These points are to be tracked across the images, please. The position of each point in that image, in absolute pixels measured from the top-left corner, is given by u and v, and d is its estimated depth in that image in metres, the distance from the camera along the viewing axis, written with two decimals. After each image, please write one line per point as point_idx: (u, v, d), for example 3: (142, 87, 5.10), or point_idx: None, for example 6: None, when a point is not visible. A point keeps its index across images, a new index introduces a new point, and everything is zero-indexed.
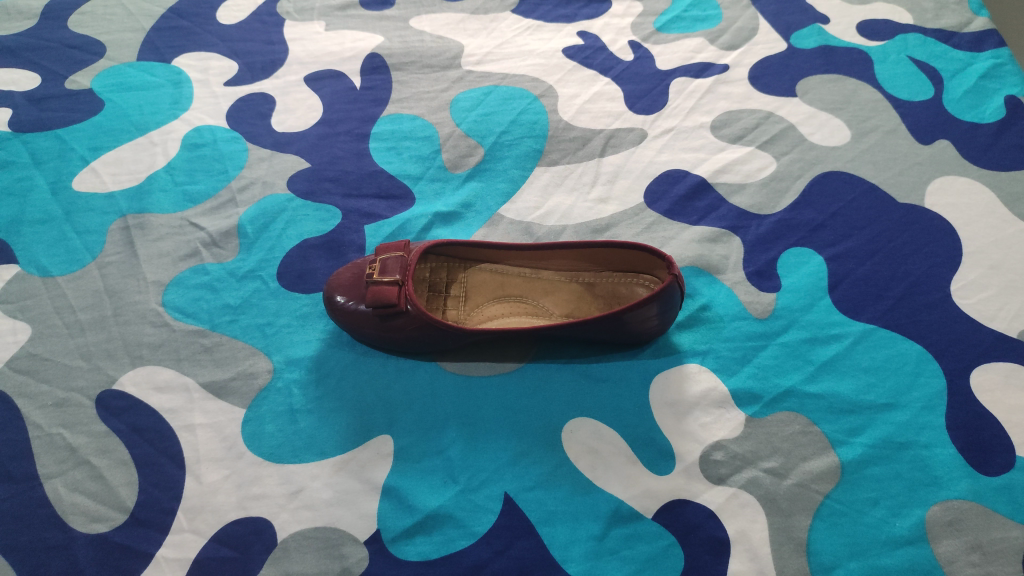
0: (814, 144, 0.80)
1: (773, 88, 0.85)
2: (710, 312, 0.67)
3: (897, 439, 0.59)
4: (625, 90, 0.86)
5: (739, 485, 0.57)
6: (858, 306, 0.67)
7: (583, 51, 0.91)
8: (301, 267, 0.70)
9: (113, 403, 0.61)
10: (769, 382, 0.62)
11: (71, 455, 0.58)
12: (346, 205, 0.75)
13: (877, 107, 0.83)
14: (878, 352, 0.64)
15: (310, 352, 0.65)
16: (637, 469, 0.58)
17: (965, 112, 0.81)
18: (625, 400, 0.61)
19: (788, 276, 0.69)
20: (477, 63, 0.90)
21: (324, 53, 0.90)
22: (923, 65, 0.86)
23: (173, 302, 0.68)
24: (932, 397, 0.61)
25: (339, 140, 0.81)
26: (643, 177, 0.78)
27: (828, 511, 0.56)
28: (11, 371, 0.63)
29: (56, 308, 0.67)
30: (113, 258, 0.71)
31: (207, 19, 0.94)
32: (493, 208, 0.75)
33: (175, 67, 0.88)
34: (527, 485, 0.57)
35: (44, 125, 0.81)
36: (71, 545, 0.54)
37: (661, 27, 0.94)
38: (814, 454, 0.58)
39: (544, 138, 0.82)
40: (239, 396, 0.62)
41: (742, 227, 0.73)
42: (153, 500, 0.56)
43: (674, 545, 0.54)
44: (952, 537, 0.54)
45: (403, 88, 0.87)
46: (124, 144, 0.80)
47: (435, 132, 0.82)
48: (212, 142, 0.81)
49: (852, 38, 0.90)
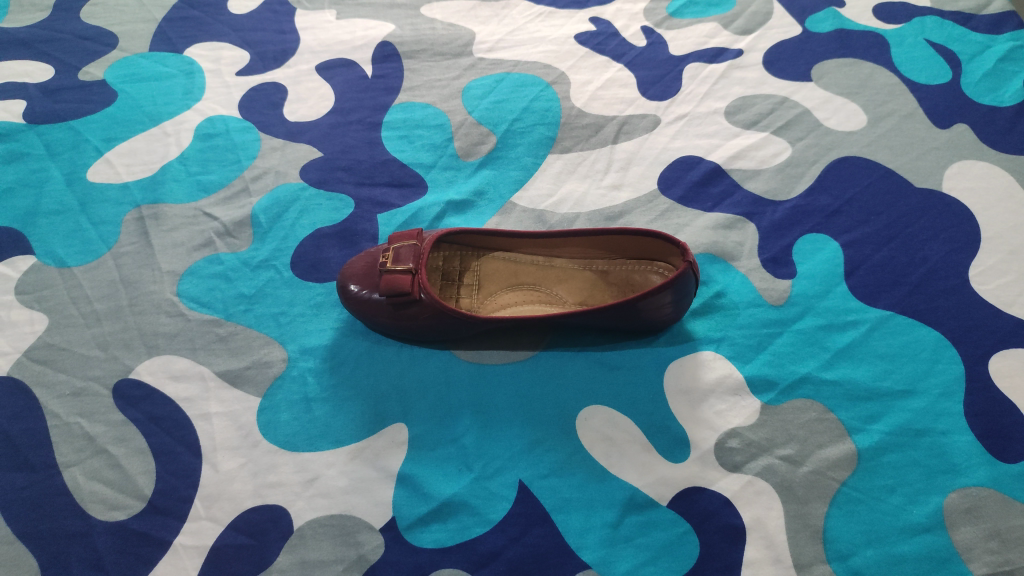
0: (830, 129, 0.79)
1: (789, 73, 0.84)
2: (724, 299, 0.66)
3: (915, 425, 0.58)
4: (639, 76, 0.86)
5: (754, 473, 0.57)
6: (875, 292, 0.66)
7: (595, 37, 0.90)
8: (315, 257, 0.70)
9: (130, 393, 0.62)
10: (785, 369, 0.62)
11: (88, 444, 0.59)
12: (359, 194, 0.75)
13: (894, 91, 0.82)
14: (895, 338, 0.63)
15: (324, 340, 0.65)
16: (652, 457, 0.58)
17: (984, 96, 0.80)
18: (639, 388, 0.61)
19: (803, 262, 0.69)
20: (488, 50, 0.89)
21: (336, 42, 0.90)
22: (940, 47, 0.85)
23: (188, 291, 0.68)
24: (951, 383, 0.60)
25: (350, 129, 0.81)
26: (657, 164, 0.77)
27: (844, 498, 0.55)
28: (29, 361, 0.63)
29: (72, 298, 0.67)
30: (127, 249, 0.71)
31: (218, 9, 0.94)
32: (506, 196, 0.75)
33: (187, 57, 0.88)
34: (542, 472, 0.57)
35: (57, 116, 0.82)
36: (90, 532, 0.55)
37: (674, 12, 0.93)
38: (830, 441, 0.58)
39: (557, 125, 0.81)
40: (255, 385, 0.62)
41: (757, 214, 0.73)
42: (171, 488, 0.57)
43: (689, 532, 0.54)
44: (971, 524, 0.54)
45: (415, 76, 0.87)
46: (137, 134, 0.80)
47: (447, 120, 0.82)
48: (225, 132, 0.81)
49: (869, 21, 0.89)
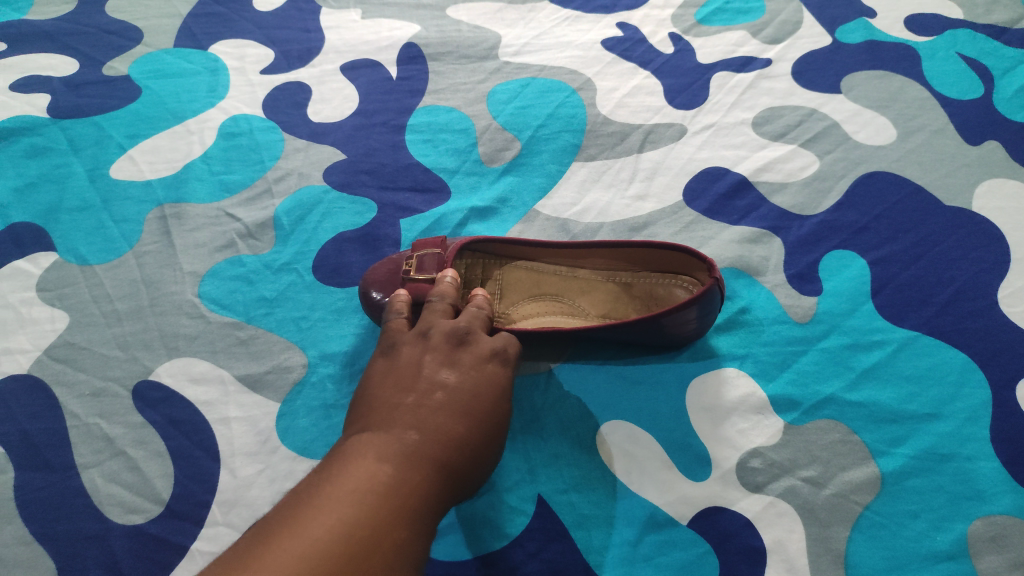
0: (859, 143, 0.78)
1: (818, 84, 0.83)
2: (749, 316, 0.66)
3: (940, 450, 0.57)
4: (665, 84, 0.85)
5: (776, 494, 0.56)
6: (902, 311, 0.65)
7: (621, 43, 0.89)
8: (337, 261, 0.70)
9: (150, 394, 0.62)
10: (809, 389, 0.61)
11: (107, 445, 0.59)
12: (382, 198, 0.75)
13: (925, 105, 0.80)
14: (922, 360, 0.62)
15: (344, 346, 0.64)
16: (672, 474, 0.57)
17: (1016, 113, 0.79)
18: (661, 404, 0.61)
19: (829, 280, 0.68)
20: (514, 54, 0.89)
21: (361, 42, 0.90)
22: (972, 62, 0.84)
23: (209, 293, 0.68)
24: (977, 408, 0.59)
25: (374, 131, 0.81)
26: (683, 174, 0.77)
27: (867, 523, 0.55)
28: (50, 359, 0.63)
29: (94, 297, 0.67)
30: (149, 248, 0.71)
31: (243, 5, 0.94)
32: (529, 203, 0.75)
33: (211, 54, 0.88)
34: (561, 487, 0.57)
35: (81, 111, 0.81)
36: (108, 535, 0.55)
37: (703, 19, 0.92)
38: (854, 464, 0.57)
39: (582, 132, 0.81)
40: (274, 390, 0.62)
41: (784, 228, 0.72)
42: (189, 493, 0.57)
43: (708, 553, 0.54)
44: (995, 553, 0.53)
45: (439, 79, 0.86)
46: (160, 131, 0.80)
47: (471, 125, 0.82)
48: (248, 131, 0.80)
49: (900, 33, 0.88)
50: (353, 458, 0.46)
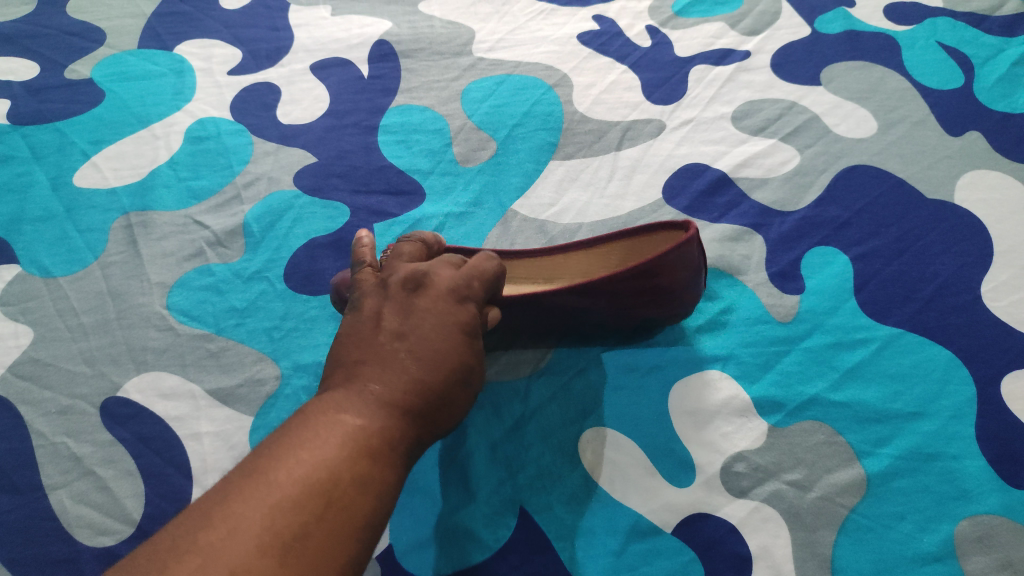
0: (840, 136, 0.77)
1: (797, 76, 0.82)
2: (730, 316, 0.65)
3: (926, 449, 0.57)
4: (643, 79, 0.83)
5: (761, 498, 0.55)
6: (885, 308, 0.64)
7: (598, 37, 0.88)
8: (309, 268, 0.68)
9: (118, 411, 0.60)
10: (793, 390, 0.60)
11: (75, 465, 0.57)
12: (355, 202, 0.73)
13: (905, 96, 0.79)
14: (906, 357, 0.61)
15: (318, 357, 0.62)
16: (656, 481, 0.56)
17: (997, 102, 0.78)
18: (643, 409, 0.60)
19: (812, 277, 0.67)
20: (488, 49, 0.87)
21: (331, 40, 0.87)
22: (952, 51, 0.83)
23: (178, 304, 0.66)
24: (962, 405, 0.59)
25: (346, 132, 0.79)
26: (662, 171, 0.75)
27: (853, 525, 0.54)
28: (14, 377, 0.61)
29: (59, 311, 0.65)
30: (116, 258, 0.69)
31: (209, 4, 0.91)
32: (506, 205, 0.73)
33: (177, 55, 0.86)
34: (543, 497, 0.56)
35: (43, 116, 0.79)
36: (76, 559, 0.53)
37: (680, 11, 0.90)
38: (839, 466, 0.56)
39: (558, 130, 0.79)
40: (247, 404, 0.60)
41: (765, 225, 0.71)
42: (160, 512, 0.55)
43: (693, 561, 0.53)
44: (982, 554, 0.52)
45: (412, 76, 0.84)
46: (125, 137, 0.78)
47: (445, 125, 0.80)
48: (217, 135, 0.78)
49: (879, 22, 0.86)
50: (302, 413, 0.40)
